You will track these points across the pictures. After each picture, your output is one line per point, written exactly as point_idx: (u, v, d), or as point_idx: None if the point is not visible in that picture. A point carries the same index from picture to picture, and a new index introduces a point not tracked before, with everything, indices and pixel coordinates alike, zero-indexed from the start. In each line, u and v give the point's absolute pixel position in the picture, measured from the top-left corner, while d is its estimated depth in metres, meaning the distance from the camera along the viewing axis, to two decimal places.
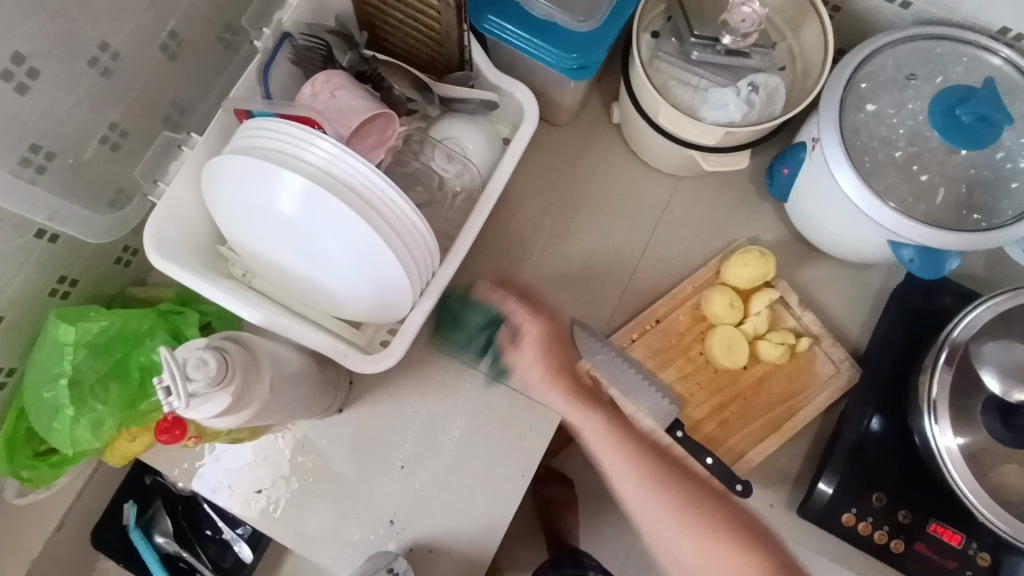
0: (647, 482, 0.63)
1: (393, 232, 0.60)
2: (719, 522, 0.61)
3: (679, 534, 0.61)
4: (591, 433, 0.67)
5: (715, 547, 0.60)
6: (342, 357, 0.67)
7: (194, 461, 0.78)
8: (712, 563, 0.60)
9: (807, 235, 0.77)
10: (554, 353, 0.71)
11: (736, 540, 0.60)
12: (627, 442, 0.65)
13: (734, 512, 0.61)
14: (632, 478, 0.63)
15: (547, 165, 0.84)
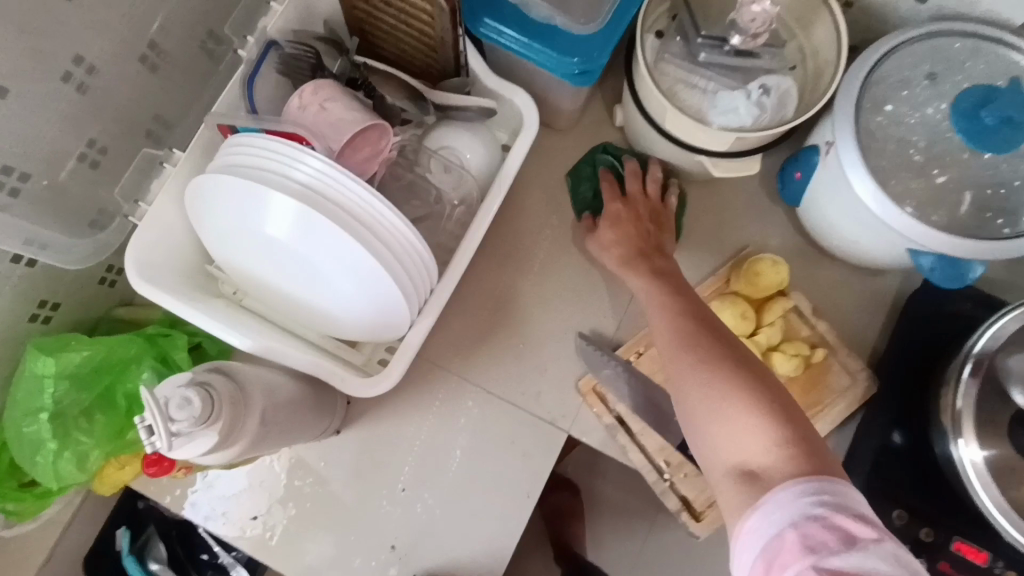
0: (683, 345, 0.57)
1: (389, 252, 0.57)
2: (753, 393, 0.51)
3: (702, 379, 0.53)
4: (641, 295, 0.66)
5: (740, 414, 0.50)
6: (337, 381, 0.64)
7: (187, 488, 0.75)
8: (734, 427, 0.50)
9: (821, 242, 0.74)
10: (631, 223, 0.71)
11: (756, 402, 0.51)
12: (670, 300, 0.62)
13: (769, 391, 0.51)
14: (667, 324, 0.60)
15: (548, 172, 0.81)
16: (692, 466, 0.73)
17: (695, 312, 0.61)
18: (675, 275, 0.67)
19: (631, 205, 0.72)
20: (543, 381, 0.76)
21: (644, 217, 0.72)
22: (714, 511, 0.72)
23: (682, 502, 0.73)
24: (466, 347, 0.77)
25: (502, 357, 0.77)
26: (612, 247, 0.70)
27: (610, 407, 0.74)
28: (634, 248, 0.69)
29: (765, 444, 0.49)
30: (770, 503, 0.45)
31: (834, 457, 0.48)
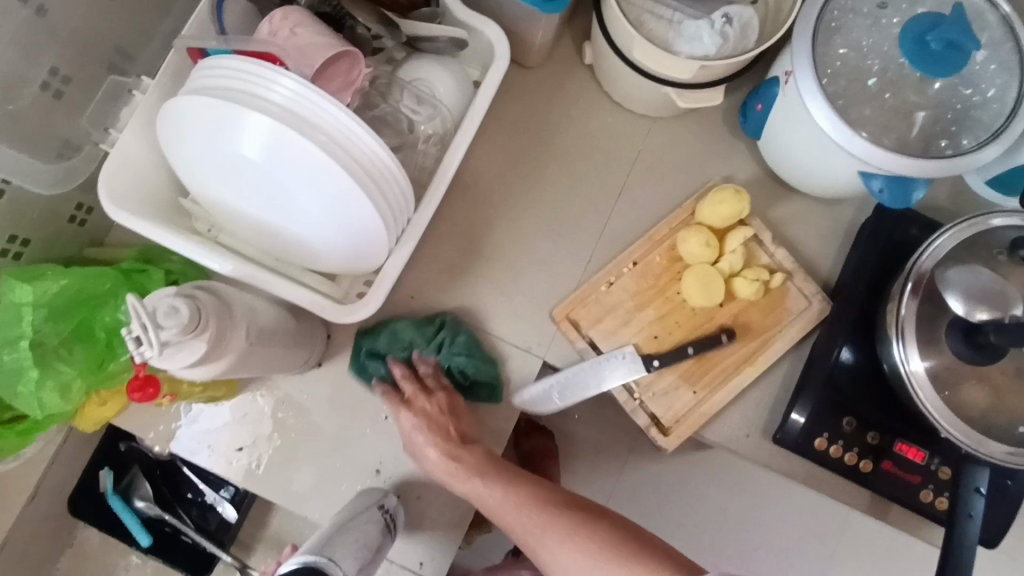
0: (542, 529, 0.64)
1: (364, 173, 0.58)
2: (614, 549, 0.60)
3: (575, 561, 0.61)
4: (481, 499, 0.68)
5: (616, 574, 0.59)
6: (317, 309, 0.66)
7: (171, 423, 0.77)
8: None
9: (780, 172, 0.78)
10: (433, 430, 0.70)
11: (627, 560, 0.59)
12: (512, 492, 0.67)
13: (625, 540, 0.61)
14: (525, 516, 0.65)
15: (519, 109, 0.82)
16: (659, 385, 0.76)
17: (535, 487, 0.68)
18: (506, 462, 0.71)
19: (414, 406, 0.72)
20: (517, 312, 0.79)
21: (437, 415, 0.71)
22: (682, 425, 0.76)
23: (650, 418, 0.76)
24: (440, 282, 0.79)
25: (477, 291, 0.79)
26: (428, 450, 0.70)
27: (582, 333, 0.77)
28: (443, 442, 0.70)
29: None
30: None
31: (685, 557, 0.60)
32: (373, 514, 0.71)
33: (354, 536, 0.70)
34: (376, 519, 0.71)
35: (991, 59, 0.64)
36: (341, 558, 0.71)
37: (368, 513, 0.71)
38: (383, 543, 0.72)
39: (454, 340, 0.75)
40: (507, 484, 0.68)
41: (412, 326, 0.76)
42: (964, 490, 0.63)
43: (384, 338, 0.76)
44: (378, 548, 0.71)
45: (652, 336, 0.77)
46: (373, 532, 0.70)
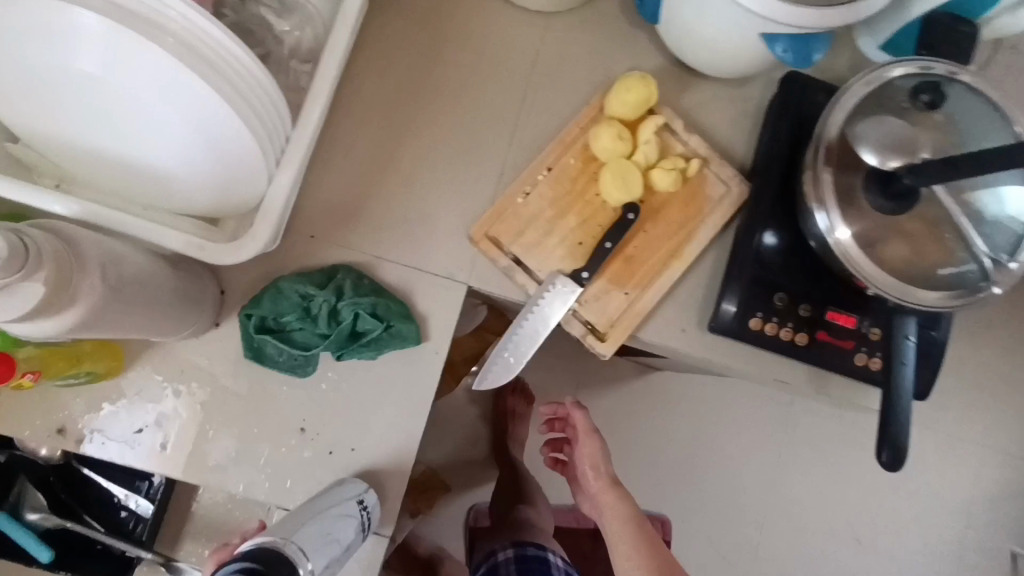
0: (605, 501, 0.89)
1: (225, 80, 0.49)
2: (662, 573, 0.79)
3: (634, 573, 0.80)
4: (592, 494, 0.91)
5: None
6: (196, 250, 0.57)
7: (51, 416, 0.67)
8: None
9: (683, 55, 0.75)
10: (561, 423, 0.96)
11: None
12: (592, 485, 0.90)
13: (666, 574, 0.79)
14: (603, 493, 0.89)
15: (403, 18, 0.75)
16: (590, 292, 0.73)
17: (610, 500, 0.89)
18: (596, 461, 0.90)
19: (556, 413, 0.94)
20: (430, 237, 0.73)
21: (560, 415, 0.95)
22: (617, 329, 0.73)
23: (585, 327, 0.73)
24: (343, 215, 0.72)
25: (386, 220, 0.73)
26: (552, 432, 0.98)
27: (504, 250, 0.72)
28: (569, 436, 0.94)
29: None
30: None
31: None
32: (353, 508, 0.65)
33: (329, 525, 0.63)
34: (352, 515, 0.65)
35: None
36: (307, 547, 0.64)
37: (343, 506, 0.65)
38: (349, 543, 0.66)
39: (355, 286, 0.69)
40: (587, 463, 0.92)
41: (296, 283, 0.67)
42: (895, 339, 0.63)
43: (269, 302, 0.67)
44: (348, 545, 0.66)
45: (577, 242, 0.73)
46: (348, 529, 0.64)
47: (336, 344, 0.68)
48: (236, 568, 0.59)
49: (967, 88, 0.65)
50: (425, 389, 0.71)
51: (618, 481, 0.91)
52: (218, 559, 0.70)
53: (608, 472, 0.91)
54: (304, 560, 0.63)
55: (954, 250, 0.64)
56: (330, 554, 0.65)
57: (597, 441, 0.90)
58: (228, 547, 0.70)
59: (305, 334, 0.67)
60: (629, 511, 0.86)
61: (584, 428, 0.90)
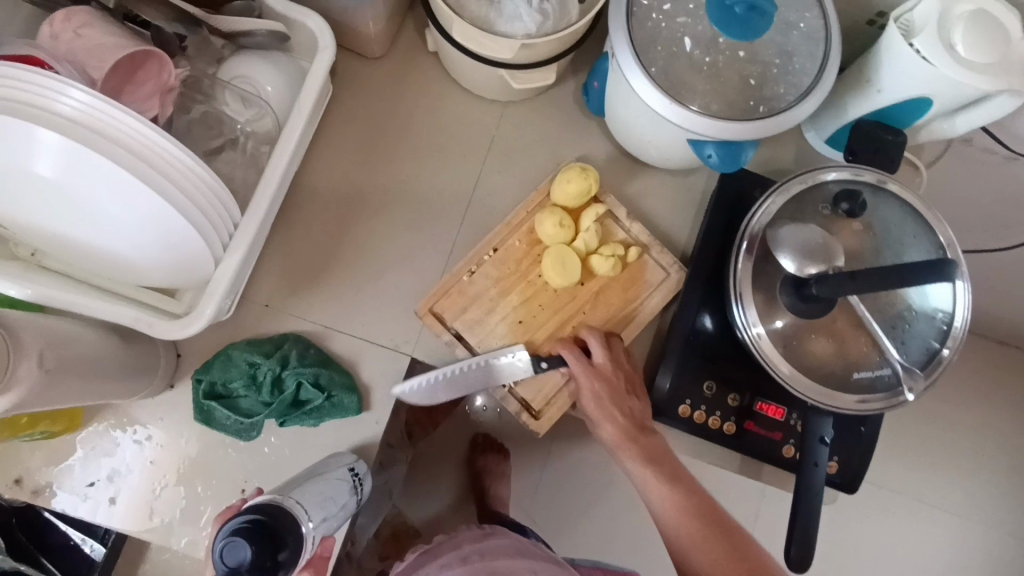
0: (636, 449, 0.71)
1: (169, 182, 0.55)
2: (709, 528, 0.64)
3: (683, 526, 0.65)
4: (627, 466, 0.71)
5: (703, 542, 0.63)
6: (145, 327, 0.62)
7: (12, 466, 0.71)
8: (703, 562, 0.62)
9: (628, 146, 0.78)
10: (599, 389, 0.72)
11: (710, 537, 0.63)
12: (619, 423, 0.72)
13: (713, 523, 0.65)
14: (634, 444, 0.71)
15: (366, 101, 0.80)
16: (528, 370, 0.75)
17: (645, 445, 0.71)
18: (625, 407, 0.72)
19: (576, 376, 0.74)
20: (379, 309, 0.77)
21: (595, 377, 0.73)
22: (552, 408, 0.75)
23: (521, 404, 0.75)
24: (298, 285, 0.76)
25: (338, 290, 0.77)
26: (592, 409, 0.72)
27: (447, 326, 0.76)
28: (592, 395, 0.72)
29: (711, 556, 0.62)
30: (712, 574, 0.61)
31: (753, 551, 0.63)
32: (345, 472, 0.70)
33: (322, 484, 0.67)
34: (343, 479, 0.69)
35: (789, 25, 0.67)
36: (307, 503, 0.64)
37: (335, 472, 0.69)
38: (344, 505, 0.69)
39: (301, 355, 0.73)
40: (609, 400, 0.72)
41: (246, 352, 0.72)
42: (810, 441, 0.65)
43: (219, 368, 0.72)
44: (342, 507, 0.69)
45: (517, 321, 0.76)
46: (342, 493, 0.68)
47: (279, 411, 0.71)
48: (241, 521, 0.58)
49: (891, 196, 0.69)
50: (365, 453, 0.75)
51: (646, 426, 0.73)
52: (222, 520, 0.65)
53: (631, 421, 0.72)
54: (305, 516, 0.63)
55: (870, 355, 0.67)
56: (326, 513, 0.66)
57: (631, 373, 0.74)
58: (231, 508, 0.66)
59: (250, 401, 0.71)
60: (667, 471, 0.69)
61: (597, 364, 0.73)
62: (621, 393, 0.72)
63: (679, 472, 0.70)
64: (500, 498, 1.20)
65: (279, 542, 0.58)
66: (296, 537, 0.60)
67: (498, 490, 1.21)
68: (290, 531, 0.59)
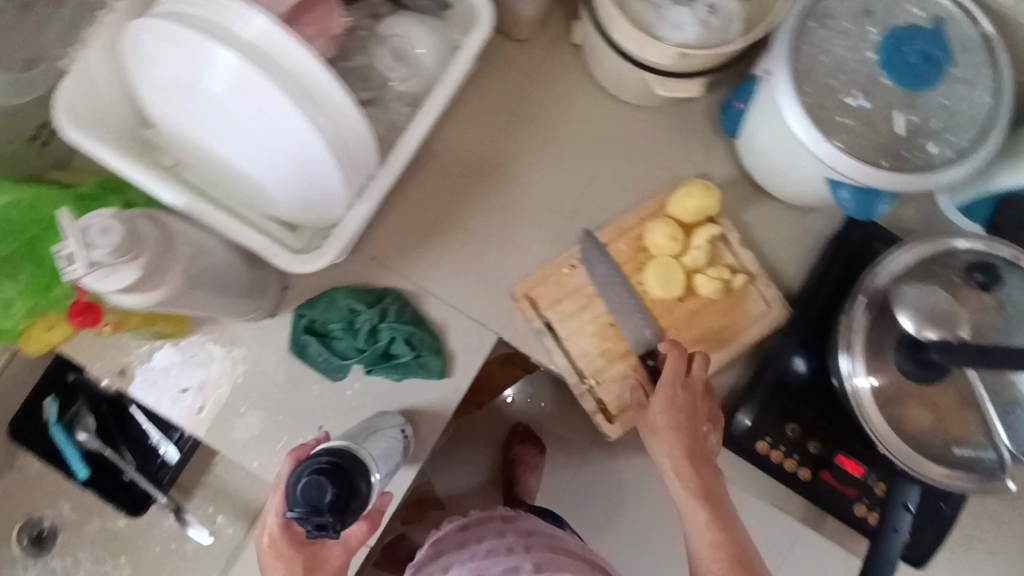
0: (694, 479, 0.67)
1: (327, 123, 0.58)
2: None
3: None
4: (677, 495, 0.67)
5: None
6: (270, 255, 0.65)
7: (119, 357, 0.76)
8: None
9: (756, 173, 0.77)
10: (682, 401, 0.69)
11: None
12: (687, 446, 0.68)
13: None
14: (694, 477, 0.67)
15: (504, 82, 0.82)
16: (611, 372, 0.76)
17: (708, 482, 0.67)
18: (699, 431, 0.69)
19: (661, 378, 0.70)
20: (477, 283, 0.79)
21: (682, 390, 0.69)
22: (628, 415, 0.75)
23: (597, 404, 0.76)
24: (407, 246, 0.79)
25: (442, 257, 0.79)
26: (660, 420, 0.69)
27: (539, 312, 0.77)
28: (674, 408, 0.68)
29: None
30: None
31: None
32: (399, 433, 0.72)
33: (383, 441, 0.69)
34: (398, 440, 0.72)
35: (960, 81, 0.64)
36: (375, 455, 0.66)
37: (391, 431, 0.72)
38: (397, 462, 0.71)
39: (398, 310, 0.76)
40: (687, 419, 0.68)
41: (350, 299, 0.75)
42: (893, 506, 0.64)
43: (322, 307, 0.75)
44: (396, 465, 0.71)
45: (609, 322, 0.76)
46: (397, 452, 0.71)
47: (369, 359, 0.75)
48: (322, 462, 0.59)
49: None
50: (438, 417, 0.77)
51: (710, 461, 0.69)
52: (295, 456, 0.65)
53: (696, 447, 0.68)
54: (374, 468, 0.65)
55: (975, 434, 0.64)
56: (386, 468, 0.68)
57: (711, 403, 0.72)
58: (303, 446, 0.67)
59: (344, 344, 0.75)
60: (720, 517, 0.65)
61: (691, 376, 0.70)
62: (698, 418, 0.70)
63: (731, 518, 0.66)
64: (527, 490, 1.21)
65: (354, 488, 0.60)
66: (368, 485, 0.62)
67: (528, 481, 1.22)
68: (363, 480, 0.61)
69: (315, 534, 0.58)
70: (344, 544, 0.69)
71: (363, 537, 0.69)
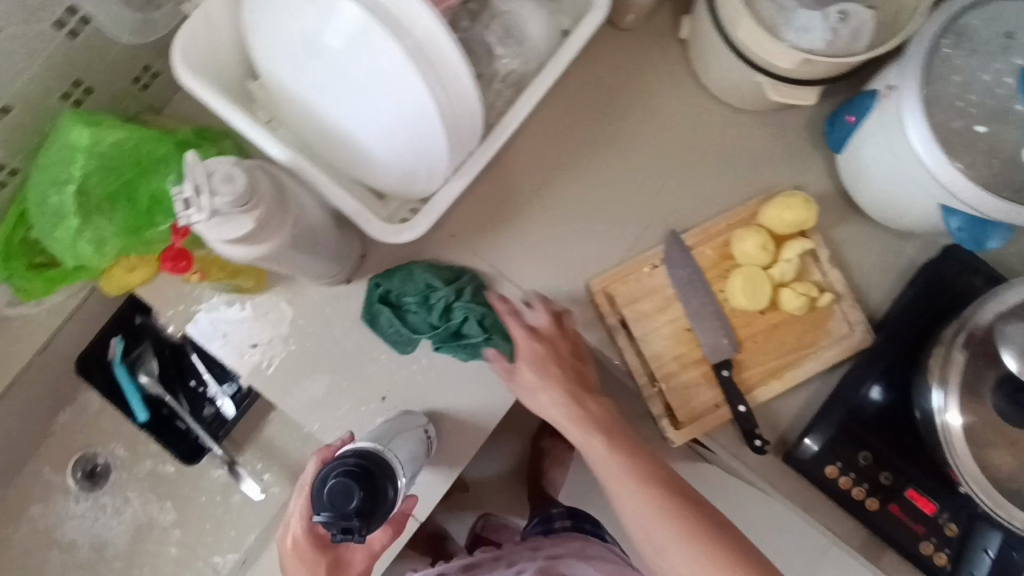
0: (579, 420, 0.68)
1: (442, 92, 0.57)
2: (679, 511, 0.62)
3: (647, 511, 0.62)
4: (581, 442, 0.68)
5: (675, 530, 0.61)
6: (361, 222, 0.64)
7: (192, 305, 0.76)
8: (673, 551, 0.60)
9: (855, 193, 0.75)
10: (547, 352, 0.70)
11: (686, 518, 0.61)
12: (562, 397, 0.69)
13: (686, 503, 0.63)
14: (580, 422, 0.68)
15: (602, 71, 0.80)
16: (683, 377, 0.74)
17: (603, 417, 0.69)
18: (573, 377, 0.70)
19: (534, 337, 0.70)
20: (553, 272, 0.78)
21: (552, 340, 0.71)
22: (696, 423, 0.73)
23: (665, 408, 0.74)
24: (488, 227, 0.78)
25: (521, 241, 0.78)
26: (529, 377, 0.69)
27: (615, 309, 0.75)
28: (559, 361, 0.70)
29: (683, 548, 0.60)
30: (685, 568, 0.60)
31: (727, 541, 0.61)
32: (422, 432, 0.71)
33: (408, 442, 0.68)
34: (421, 439, 0.71)
35: None
36: (402, 458, 0.66)
37: (414, 432, 0.70)
38: (420, 464, 0.70)
39: (473, 289, 0.75)
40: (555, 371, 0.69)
41: (427, 274, 0.74)
42: None
43: (399, 279, 0.75)
44: (420, 465, 0.70)
45: (686, 327, 0.75)
46: (420, 451, 0.70)
47: (439, 336, 0.74)
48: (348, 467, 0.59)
49: None
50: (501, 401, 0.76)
51: (588, 399, 0.70)
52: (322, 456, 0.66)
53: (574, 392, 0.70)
54: (401, 472, 0.64)
55: None
56: (411, 469, 0.68)
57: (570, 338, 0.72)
58: (329, 447, 0.67)
59: (417, 318, 0.74)
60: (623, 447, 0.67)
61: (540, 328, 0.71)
62: (563, 366, 0.70)
63: (632, 443, 0.67)
64: (552, 483, 1.22)
65: (382, 493, 0.59)
66: (395, 491, 0.61)
67: (554, 475, 1.23)
68: (390, 485, 0.60)
69: (340, 538, 0.57)
70: (368, 548, 0.69)
71: (388, 540, 0.70)
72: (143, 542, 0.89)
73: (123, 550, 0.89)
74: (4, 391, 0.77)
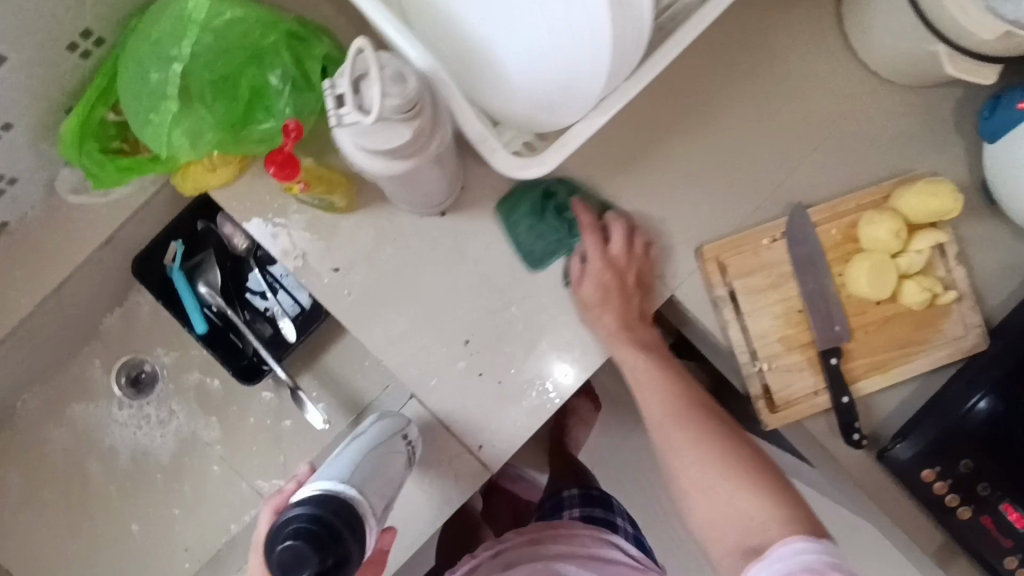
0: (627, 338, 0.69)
1: (619, 9, 0.49)
2: (701, 427, 0.62)
3: (673, 428, 0.63)
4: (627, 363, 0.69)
5: (698, 443, 0.61)
6: (487, 149, 0.58)
7: (268, 216, 0.70)
8: (687, 457, 0.60)
9: (997, 188, 0.69)
10: (608, 271, 0.69)
11: (708, 430, 0.62)
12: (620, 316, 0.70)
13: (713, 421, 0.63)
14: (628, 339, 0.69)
15: (745, 19, 0.72)
16: (785, 359, 0.70)
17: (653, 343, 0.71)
18: (633, 300, 0.71)
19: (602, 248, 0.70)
20: (661, 231, 0.72)
21: (618, 259, 0.70)
22: (791, 408, 0.70)
23: (762, 390, 0.70)
24: (598, 173, 0.72)
25: (631, 194, 0.72)
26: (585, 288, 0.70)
27: (725, 280, 0.70)
28: (610, 277, 0.69)
29: (695, 459, 0.59)
30: (694, 473, 0.59)
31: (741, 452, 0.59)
32: (399, 442, 0.67)
33: (381, 469, 0.65)
34: (399, 450, 0.67)
35: None
36: (370, 494, 0.62)
37: (393, 444, 0.67)
38: (399, 482, 0.67)
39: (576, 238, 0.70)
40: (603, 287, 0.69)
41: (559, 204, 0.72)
42: None
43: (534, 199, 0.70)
44: (398, 480, 0.67)
45: (797, 308, 0.70)
46: (397, 467, 0.66)
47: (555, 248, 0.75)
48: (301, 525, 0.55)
49: None
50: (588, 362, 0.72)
51: (644, 323, 0.72)
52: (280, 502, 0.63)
53: (630, 313, 0.71)
54: (369, 514, 0.61)
55: None
56: (383, 498, 0.64)
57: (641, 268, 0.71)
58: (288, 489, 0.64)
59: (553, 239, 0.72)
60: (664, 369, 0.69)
61: (611, 250, 0.70)
62: (626, 290, 0.70)
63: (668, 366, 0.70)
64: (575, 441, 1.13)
65: (343, 550, 0.56)
66: (359, 542, 0.58)
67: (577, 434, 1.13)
68: (353, 539, 0.57)
69: None
70: None
71: None
72: (186, 457, 0.86)
73: (164, 463, 0.86)
74: (59, 285, 0.71)
